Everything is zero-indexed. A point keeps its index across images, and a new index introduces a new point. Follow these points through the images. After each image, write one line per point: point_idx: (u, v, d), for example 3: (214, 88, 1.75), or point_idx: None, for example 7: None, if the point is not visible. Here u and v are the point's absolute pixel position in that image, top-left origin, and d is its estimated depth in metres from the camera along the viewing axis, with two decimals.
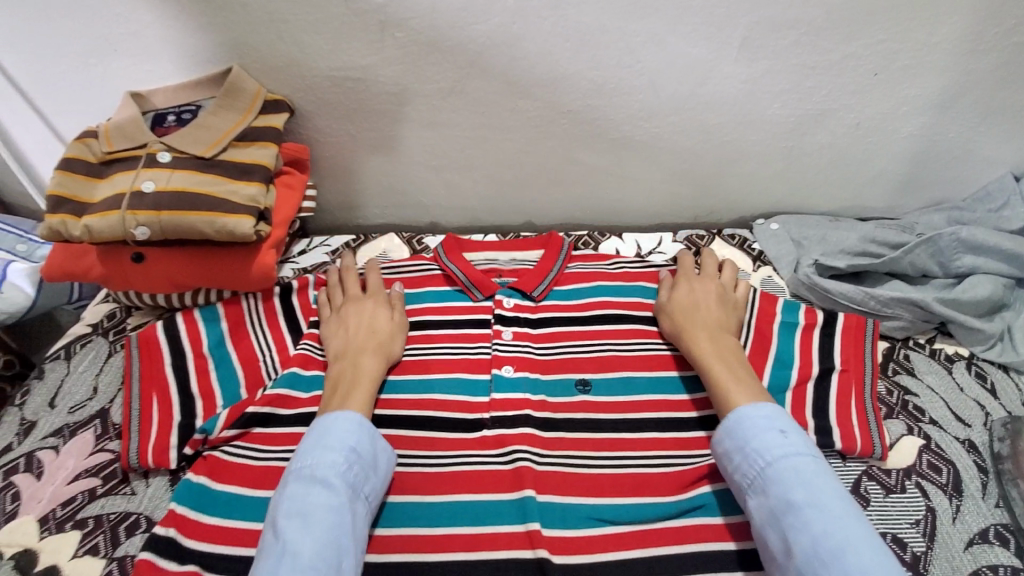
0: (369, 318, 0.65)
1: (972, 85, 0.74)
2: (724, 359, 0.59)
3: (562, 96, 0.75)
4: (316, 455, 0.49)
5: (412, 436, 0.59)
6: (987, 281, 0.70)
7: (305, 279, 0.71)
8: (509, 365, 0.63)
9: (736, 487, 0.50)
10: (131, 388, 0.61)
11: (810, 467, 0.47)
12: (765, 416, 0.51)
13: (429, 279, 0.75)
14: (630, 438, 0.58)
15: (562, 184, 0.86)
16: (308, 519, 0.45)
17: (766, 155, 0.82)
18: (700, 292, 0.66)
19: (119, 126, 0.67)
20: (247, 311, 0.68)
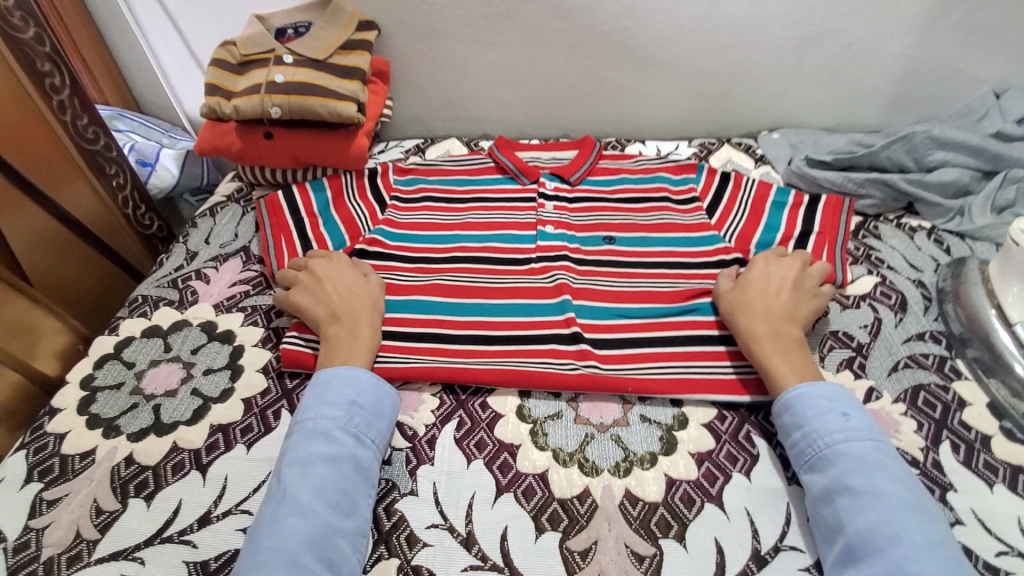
0: (342, 281, 0.67)
1: (951, 7, 0.87)
2: (783, 345, 0.59)
3: (598, 18, 0.91)
4: (319, 410, 0.55)
5: (465, 265, 0.75)
6: (954, 169, 0.82)
7: (387, 166, 0.89)
8: (550, 225, 0.80)
9: (796, 462, 0.53)
10: (266, 234, 0.79)
11: (869, 451, 0.49)
12: (832, 397, 0.54)
13: (485, 169, 0.91)
14: (646, 270, 0.74)
15: (596, 98, 1.02)
16: (308, 468, 0.50)
17: (770, 73, 0.97)
18: (767, 276, 0.65)
19: (252, 36, 0.87)
20: (346, 184, 0.85)
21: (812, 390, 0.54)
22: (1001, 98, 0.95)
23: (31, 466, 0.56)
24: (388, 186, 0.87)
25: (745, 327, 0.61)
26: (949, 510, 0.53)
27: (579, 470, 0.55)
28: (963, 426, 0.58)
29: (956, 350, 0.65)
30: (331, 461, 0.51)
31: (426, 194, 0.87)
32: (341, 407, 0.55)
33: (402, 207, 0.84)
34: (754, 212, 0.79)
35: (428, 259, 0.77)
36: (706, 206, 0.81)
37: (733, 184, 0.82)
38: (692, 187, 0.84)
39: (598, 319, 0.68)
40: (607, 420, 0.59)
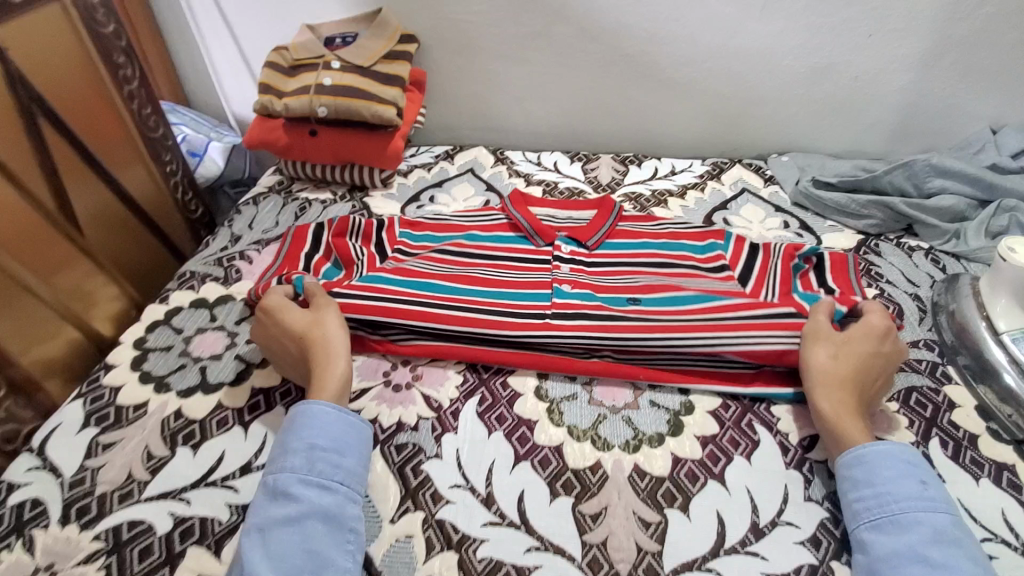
0: (294, 326, 0.63)
1: (951, 48, 0.94)
2: (862, 415, 0.58)
3: (622, 41, 0.99)
4: (280, 462, 0.52)
5: (469, 314, 0.68)
6: (952, 196, 0.88)
7: (393, 219, 0.88)
8: (565, 251, 0.82)
9: (853, 515, 0.51)
10: (277, 260, 0.80)
11: (948, 524, 0.48)
12: (909, 462, 0.52)
13: (498, 225, 0.89)
14: (684, 324, 0.65)
15: (616, 115, 1.09)
16: (268, 532, 0.48)
17: (781, 100, 1.03)
18: (865, 338, 0.61)
19: (304, 42, 0.97)
20: (354, 222, 0.84)
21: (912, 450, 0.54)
22: (997, 134, 1.01)
23: (88, 412, 0.62)
24: (392, 237, 0.84)
25: (839, 397, 0.58)
26: None
27: (592, 444, 0.59)
28: (952, 425, 0.62)
29: (948, 358, 0.69)
30: (293, 520, 0.49)
31: (433, 247, 0.83)
32: (301, 455, 0.52)
33: (402, 259, 0.81)
34: (783, 280, 0.76)
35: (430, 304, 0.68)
36: (739, 275, 0.78)
37: (762, 257, 0.80)
38: (718, 256, 0.81)
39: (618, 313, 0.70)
40: (619, 403, 0.64)
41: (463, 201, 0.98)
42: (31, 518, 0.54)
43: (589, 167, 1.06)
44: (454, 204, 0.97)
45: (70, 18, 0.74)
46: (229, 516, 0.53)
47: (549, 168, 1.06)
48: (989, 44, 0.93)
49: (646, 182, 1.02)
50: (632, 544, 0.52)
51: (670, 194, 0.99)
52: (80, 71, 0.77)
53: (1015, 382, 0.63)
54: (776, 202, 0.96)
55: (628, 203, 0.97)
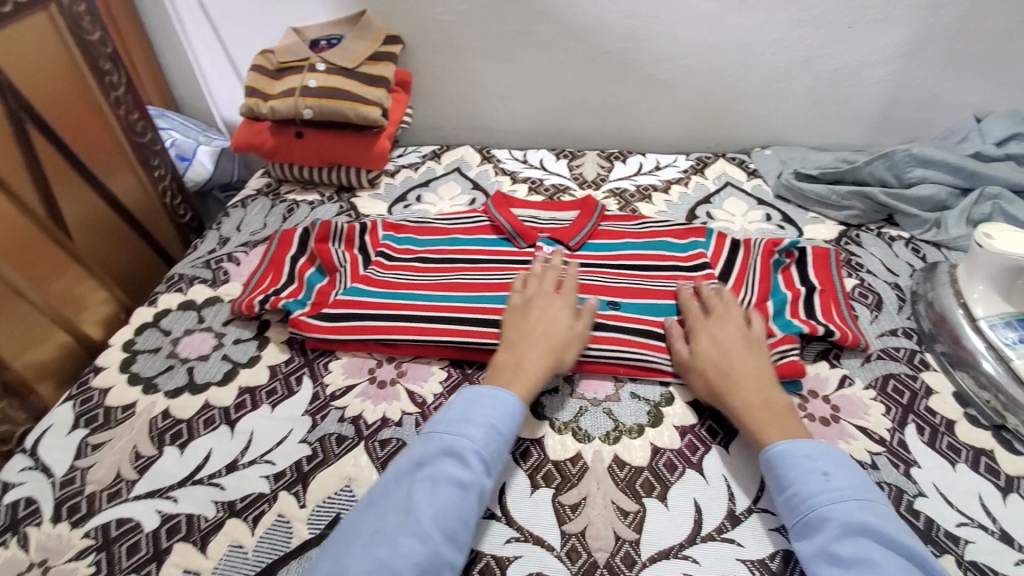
0: (552, 317, 0.65)
1: (931, 38, 0.94)
2: (768, 403, 0.57)
3: (603, 39, 1.01)
4: (462, 427, 0.54)
5: (452, 323, 0.70)
6: (932, 186, 0.89)
7: (376, 223, 0.89)
8: (548, 251, 0.84)
9: (783, 524, 0.51)
10: (262, 267, 0.82)
11: (854, 513, 0.47)
12: (811, 455, 0.52)
13: (479, 228, 0.90)
14: (659, 342, 0.67)
15: (601, 112, 1.11)
16: (438, 487, 0.49)
17: (762, 94, 1.04)
18: (722, 329, 0.64)
19: (289, 45, 0.98)
20: (335, 227, 0.85)
21: (811, 438, 0.54)
22: (981, 122, 1.01)
23: (78, 414, 0.63)
24: (375, 242, 0.86)
25: (737, 396, 0.58)
26: (912, 483, 0.57)
27: (573, 436, 0.60)
28: (929, 412, 0.63)
29: (927, 345, 0.70)
30: (461, 487, 0.50)
31: (416, 252, 0.85)
32: (482, 429, 0.54)
33: (386, 265, 0.82)
34: (761, 274, 0.78)
35: (410, 317, 0.71)
36: (718, 273, 0.79)
37: (744, 252, 0.82)
38: (702, 253, 0.82)
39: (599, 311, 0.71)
40: (600, 396, 0.65)
41: (449, 200, 0.99)
42: (25, 516, 0.55)
43: (575, 163, 1.07)
44: (441, 203, 0.98)
45: (56, 25, 0.75)
46: (215, 513, 0.54)
47: (535, 165, 1.07)
48: (968, 33, 0.94)
49: (631, 177, 1.03)
50: (610, 533, 0.53)
51: (655, 189, 1.00)
52: (67, 76, 0.78)
53: (991, 368, 0.63)
54: (758, 195, 0.98)
55: (613, 199, 0.98)
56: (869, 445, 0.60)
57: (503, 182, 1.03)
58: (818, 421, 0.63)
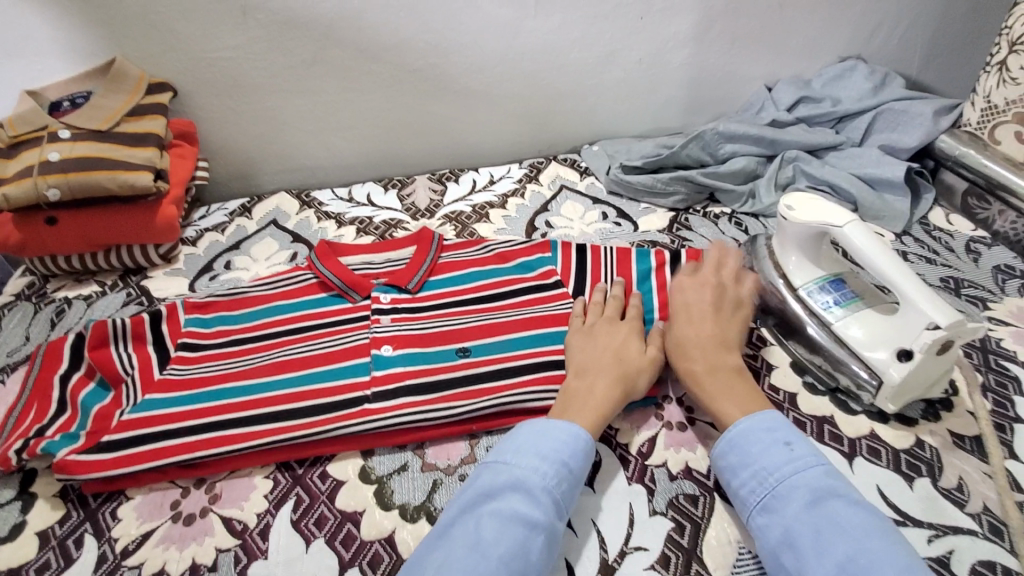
0: (615, 341, 0.63)
1: (713, 20, 0.99)
2: (732, 371, 0.59)
3: (406, 58, 0.94)
4: (533, 461, 0.51)
5: (272, 422, 0.60)
6: (742, 159, 0.94)
7: (175, 306, 0.73)
8: (387, 297, 0.75)
9: (744, 502, 0.50)
10: (22, 396, 0.64)
11: (821, 479, 0.48)
12: (769, 428, 0.52)
13: (304, 289, 0.79)
14: (510, 381, 0.63)
15: (423, 133, 1.04)
16: (506, 525, 0.46)
17: (578, 92, 1.04)
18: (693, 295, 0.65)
19: (20, 114, 0.80)
20: (112, 327, 0.68)
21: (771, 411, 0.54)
22: (771, 91, 1.09)
23: None
24: (175, 330, 0.71)
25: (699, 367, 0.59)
26: None
27: (426, 521, 0.54)
28: (773, 389, 0.64)
29: (761, 319, 0.72)
30: (529, 526, 0.47)
31: (231, 331, 0.72)
32: (554, 465, 0.51)
33: (190, 358, 0.68)
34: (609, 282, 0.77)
35: (218, 425, 0.60)
36: (573, 289, 0.76)
37: (592, 256, 0.81)
38: (552, 269, 0.79)
39: (446, 361, 0.65)
40: (454, 461, 0.60)
41: (266, 260, 0.87)
42: None
43: (405, 192, 0.99)
44: (254, 267, 0.86)
45: None
46: None
47: (361, 202, 0.98)
48: (744, 11, 0.99)
49: (465, 198, 0.97)
50: None
51: (492, 206, 0.96)
52: None
53: (815, 332, 0.65)
54: (593, 194, 0.97)
55: (449, 224, 0.92)
56: None
57: (327, 229, 0.93)
58: (675, 428, 0.60)
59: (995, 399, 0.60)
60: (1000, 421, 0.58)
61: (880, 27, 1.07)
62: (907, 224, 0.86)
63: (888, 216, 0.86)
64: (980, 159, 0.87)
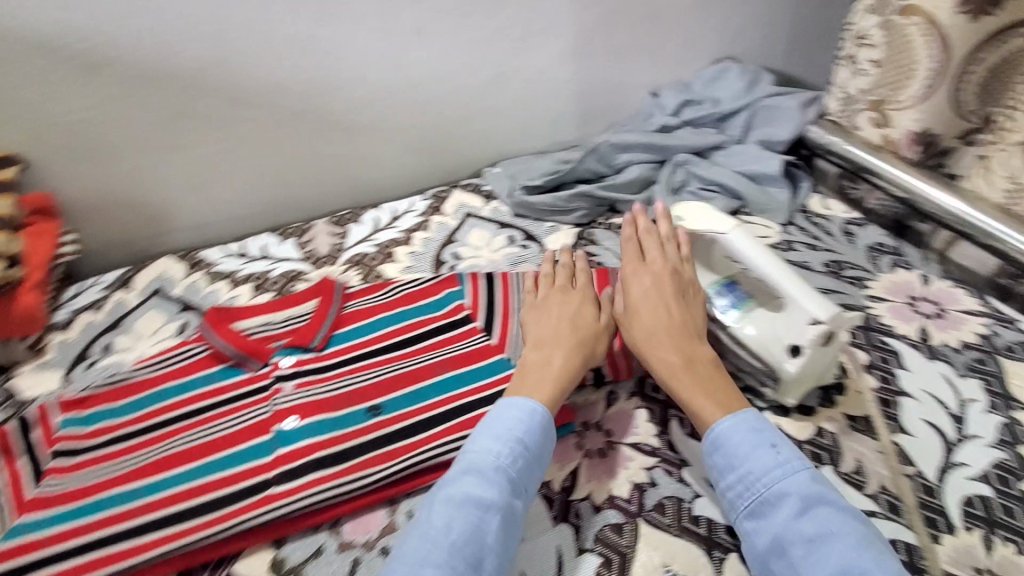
0: (567, 313, 0.67)
1: (591, 35, 1.02)
2: (698, 367, 0.60)
3: (284, 100, 0.91)
4: (488, 442, 0.55)
5: (168, 527, 0.56)
6: (635, 168, 0.98)
7: (48, 408, 0.66)
8: (289, 360, 0.71)
9: (731, 505, 0.52)
10: None
11: (808, 484, 0.50)
12: (757, 430, 0.54)
13: (197, 364, 0.72)
14: (423, 437, 0.62)
15: (316, 174, 1.00)
16: (459, 508, 0.50)
17: (471, 116, 1.04)
18: (643, 283, 0.67)
19: None
20: None
21: (752, 410, 0.56)
22: (657, 96, 1.13)
23: None
24: (50, 436, 0.64)
25: (666, 365, 0.60)
26: (687, 487, 0.57)
27: None
28: None
29: None
30: (483, 507, 0.50)
31: (117, 425, 0.66)
32: (508, 444, 0.54)
33: (67, 467, 0.62)
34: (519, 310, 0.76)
35: (107, 538, 0.56)
36: (482, 324, 0.75)
37: (501, 282, 0.80)
38: (461, 304, 0.77)
39: (356, 425, 0.62)
40: (373, 534, 0.58)
41: (151, 337, 0.80)
42: None
43: (304, 240, 0.94)
44: (138, 346, 0.79)
45: None
46: None
47: (256, 257, 0.92)
48: (619, 24, 1.03)
49: (368, 238, 0.94)
50: None
51: (397, 244, 0.92)
52: None
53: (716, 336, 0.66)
54: (498, 219, 0.96)
55: (354, 268, 0.88)
56: (643, 461, 0.59)
57: (219, 289, 0.87)
58: (595, 455, 0.60)
59: (881, 374, 0.64)
60: (886, 396, 0.62)
61: (746, 28, 1.13)
62: (791, 214, 0.91)
63: (772, 209, 0.91)
64: (845, 146, 0.93)
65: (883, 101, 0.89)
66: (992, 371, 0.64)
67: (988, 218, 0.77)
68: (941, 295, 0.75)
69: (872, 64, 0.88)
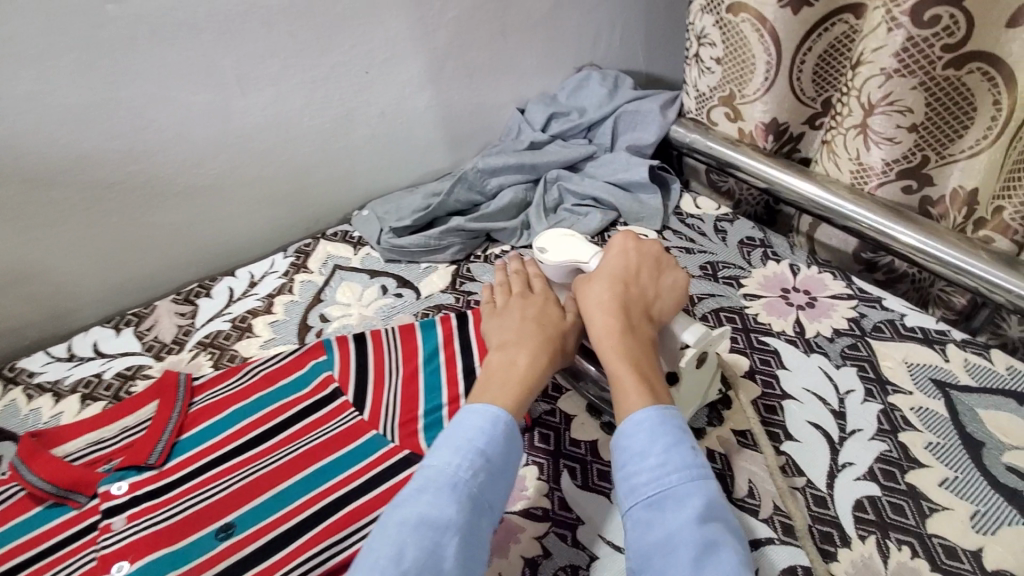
0: (530, 312, 0.63)
1: (443, 59, 0.97)
2: (642, 351, 0.55)
3: (95, 174, 0.78)
4: (447, 455, 0.49)
5: None
6: (508, 192, 0.93)
7: None
8: (122, 484, 0.60)
9: (631, 491, 0.48)
10: None
11: (713, 494, 0.46)
12: (678, 426, 0.50)
13: (6, 511, 0.60)
14: (282, 556, 0.53)
15: (153, 246, 0.88)
16: (413, 531, 0.44)
17: (327, 159, 0.95)
18: (619, 259, 0.63)
19: None
20: None
21: (674, 411, 0.51)
22: (524, 112, 1.09)
23: None
24: None
25: (608, 340, 0.56)
26: (582, 551, 0.52)
27: None
28: (574, 444, 0.60)
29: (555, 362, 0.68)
30: (440, 529, 0.45)
31: None
32: (469, 456, 0.49)
33: None
34: (393, 374, 0.69)
35: None
36: (353, 397, 0.66)
37: (373, 343, 0.71)
38: (329, 376, 0.68)
39: (202, 556, 0.54)
40: None
41: None
42: None
43: (144, 327, 0.82)
44: None
45: None
46: None
47: (86, 356, 0.79)
48: (471, 44, 0.98)
49: (222, 313, 0.83)
50: None
51: (255, 314, 0.83)
52: None
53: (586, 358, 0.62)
54: (369, 267, 0.89)
55: (204, 352, 0.78)
56: (534, 529, 0.54)
57: (40, 408, 0.73)
58: None
59: (763, 379, 0.63)
60: (770, 403, 0.61)
61: (603, 33, 1.12)
62: (665, 219, 0.91)
63: (646, 216, 0.90)
64: (706, 143, 0.94)
65: (733, 96, 0.90)
66: (865, 356, 0.65)
67: (839, 199, 0.78)
68: (811, 283, 0.75)
69: (715, 62, 0.89)
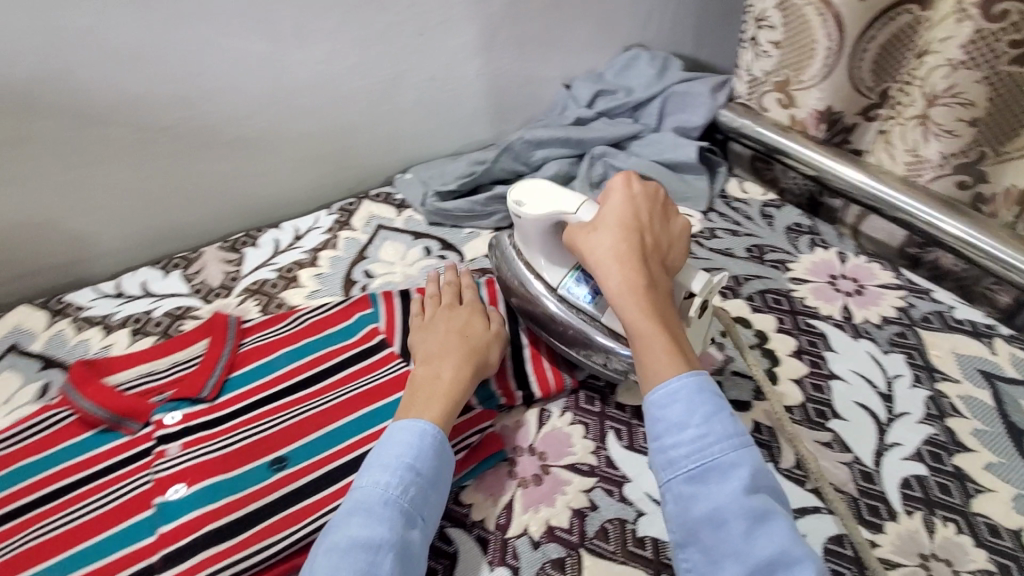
0: (454, 327, 0.63)
1: (496, 27, 0.96)
2: (663, 310, 0.54)
3: (147, 116, 0.80)
4: (377, 474, 0.50)
5: None
6: (554, 165, 0.93)
7: None
8: (175, 415, 0.61)
9: (670, 464, 0.48)
10: None
11: (755, 459, 0.47)
12: (713, 393, 0.49)
13: (61, 432, 0.61)
14: (337, 489, 0.56)
15: (200, 192, 0.89)
16: (344, 555, 0.45)
17: (374, 121, 0.96)
18: (620, 208, 0.59)
19: None
20: None
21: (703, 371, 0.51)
22: (571, 88, 1.09)
23: None
24: None
25: (628, 301, 0.54)
26: (629, 506, 0.54)
27: None
28: (619, 408, 0.62)
29: None
30: (372, 549, 0.45)
31: None
32: (397, 473, 0.50)
33: None
34: None
35: None
36: (399, 348, 0.67)
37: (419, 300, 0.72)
38: (375, 328, 0.69)
39: (255, 485, 0.56)
40: None
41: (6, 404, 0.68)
42: None
43: (192, 271, 0.83)
44: None
45: None
46: None
47: (133, 295, 0.80)
48: (524, 15, 0.98)
49: (268, 263, 0.84)
50: None
51: (300, 266, 0.84)
52: None
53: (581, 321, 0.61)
54: (412, 229, 0.89)
55: (252, 298, 0.79)
56: (582, 483, 0.56)
57: (89, 339, 0.75)
58: (530, 483, 0.56)
59: (811, 359, 0.64)
60: (817, 381, 0.61)
61: (654, 12, 1.11)
62: (711, 201, 0.90)
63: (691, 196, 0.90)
64: (755, 128, 0.93)
65: (788, 82, 0.89)
66: (913, 343, 0.65)
67: (892, 191, 0.78)
68: (859, 271, 0.75)
69: (772, 46, 0.88)
